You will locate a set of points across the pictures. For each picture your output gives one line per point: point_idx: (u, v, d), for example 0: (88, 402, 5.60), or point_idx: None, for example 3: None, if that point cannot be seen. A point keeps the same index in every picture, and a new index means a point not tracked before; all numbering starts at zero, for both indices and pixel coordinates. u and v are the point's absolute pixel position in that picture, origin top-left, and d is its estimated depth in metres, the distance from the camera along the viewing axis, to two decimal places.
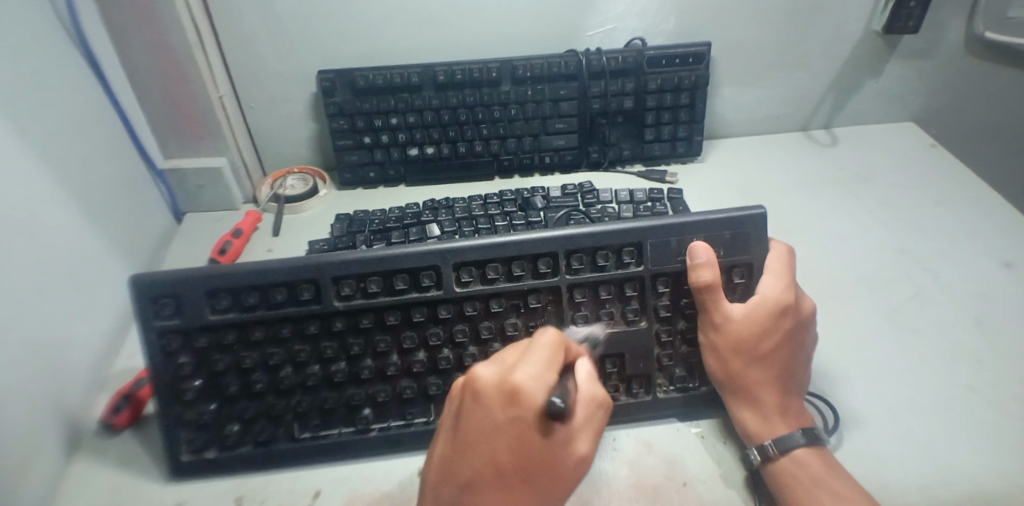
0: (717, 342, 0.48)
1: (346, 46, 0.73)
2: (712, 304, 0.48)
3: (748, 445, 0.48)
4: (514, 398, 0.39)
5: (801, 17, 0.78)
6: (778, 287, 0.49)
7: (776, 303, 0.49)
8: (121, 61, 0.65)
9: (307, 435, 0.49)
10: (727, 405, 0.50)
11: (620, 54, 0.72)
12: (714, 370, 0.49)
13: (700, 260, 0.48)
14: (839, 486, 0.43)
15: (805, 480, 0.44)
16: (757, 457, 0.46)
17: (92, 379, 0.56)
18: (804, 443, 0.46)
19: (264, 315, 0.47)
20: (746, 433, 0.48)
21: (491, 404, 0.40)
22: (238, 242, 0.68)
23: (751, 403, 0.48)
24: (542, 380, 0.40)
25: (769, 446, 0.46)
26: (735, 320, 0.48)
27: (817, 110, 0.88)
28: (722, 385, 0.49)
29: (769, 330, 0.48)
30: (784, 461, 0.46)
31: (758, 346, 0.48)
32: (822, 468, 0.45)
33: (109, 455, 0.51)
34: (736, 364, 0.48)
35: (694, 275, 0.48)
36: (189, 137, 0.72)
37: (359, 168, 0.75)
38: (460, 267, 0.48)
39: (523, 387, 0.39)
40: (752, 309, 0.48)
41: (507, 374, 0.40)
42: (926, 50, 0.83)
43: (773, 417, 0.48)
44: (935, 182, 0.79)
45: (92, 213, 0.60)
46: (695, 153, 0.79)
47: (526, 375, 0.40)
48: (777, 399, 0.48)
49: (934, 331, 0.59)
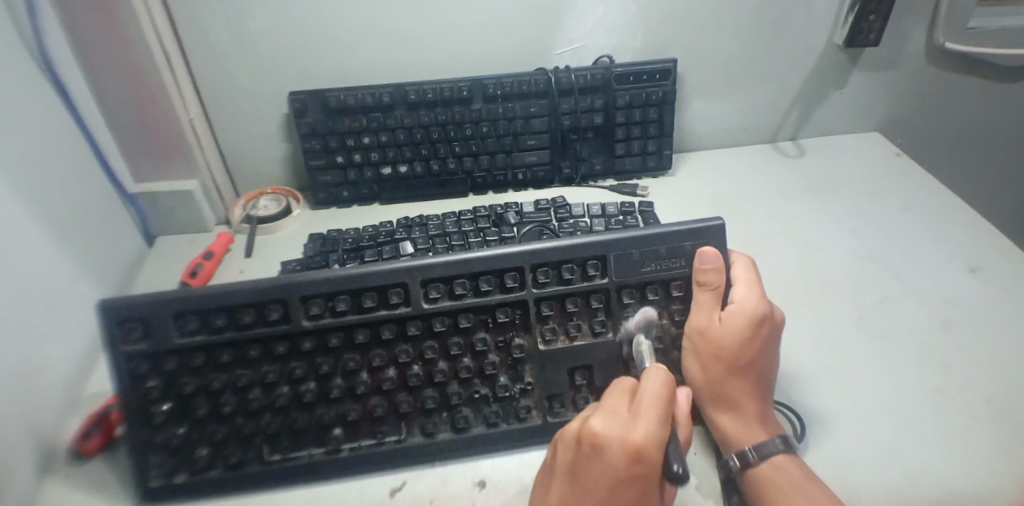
0: (702, 347, 0.49)
1: (319, 67, 0.74)
2: (707, 309, 0.49)
3: (728, 451, 0.48)
4: (639, 456, 0.39)
5: (764, 32, 0.80)
6: (753, 296, 0.50)
7: (757, 310, 0.49)
8: (92, 88, 0.65)
9: (277, 457, 0.48)
10: (707, 414, 0.49)
11: (589, 72, 0.74)
12: (697, 376, 0.49)
13: (709, 265, 0.49)
14: (817, 493, 0.43)
15: (785, 487, 0.44)
16: (737, 463, 0.46)
17: (62, 405, 0.55)
18: (782, 449, 0.46)
19: (231, 336, 0.47)
20: (726, 439, 0.48)
21: (611, 463, 0.40)
22: (210, 263, 0.67)
23: (732, 409, 0.48)
24: (657, 434, 0.40)
25: (749, 452, 0.46)
26: (722, 326, 0.49)
27: (784, 122, 0.90)
28: (703, 393, 0.49)
29: (753, 339, 0.48)
30: (764, 466, 0.45)
31: (741, 353, 0.48)
32: (800, 475, 0.45)
33: (79, 482, 0.50)
34: (718, 370, 0.48)
35: (703, 277, 0.49)
36: (160, 160, 0.72)
37: (333, 187, 0.75)
38: (428, 284, 0.49)
39: (646, 445, 0.40)
40: (733, 316, 0.49)
41: (625, 435, 0.40)
42: (886, 61, 0.86)
43: (754, 423, 0.48)
44: (900, 189, 0.81)
45: (61, 238, 0.59)
46: (666, 166, 0.80)
47: (645, 433, 0.40)
48: (756, 406, 0.48)
49: (899, 334, 0.61)
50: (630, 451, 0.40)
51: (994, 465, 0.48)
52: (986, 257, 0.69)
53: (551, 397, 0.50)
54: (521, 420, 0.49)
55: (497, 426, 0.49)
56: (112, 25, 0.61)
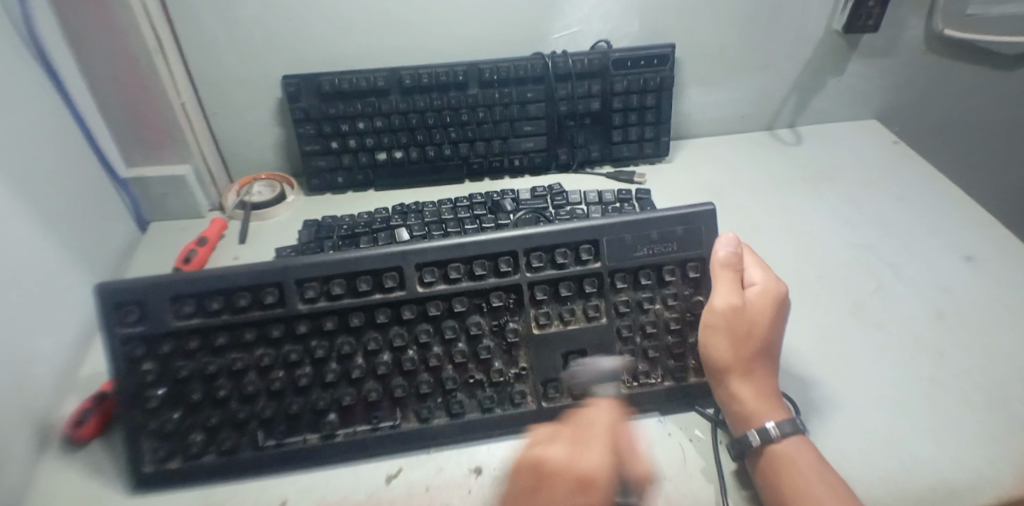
0: (734, 324, 0.47)
1: (312, 52, 0.73)
2: (735, 287, 0.48)
3: (744, 428, 0.46)
4: (584, 480, 0.44)
5: (763, 18, 0.80)
6: (775, 279, 0.50)
7: (781, 289, 0.49)
8: (82, 72, 0.64)
9: (272, 443, 0.48)
10: (727, 392, 0.47)
11: (586, 57, 0.73)
12: (726, 352, 0.47)
13: (733, 248, 0.49)
14: (834, 480, 0.42)
15: (801, 467, 0.43)
16: (758, 440, 0.44)
17: (55, 390, 0.54)
18: (802, 430, 0.45)
19: (227, 320, 0.47)
20: (747, 416, 0.46)
21: (560, 483, 0.44)
22: (204, 250, 0.66)
23: (757, 387, 0.46)
24: (602, 458, 0.45)
25: (772, 428, 0.44)
26: (748, 304, 0.48)
27: (782, 109, 0.89)
28: (731, 370, 0.46)
29: (778, 319, 0.48)
30: (783, 444, 0.44)
31: (770, 333, 0.48)
32: (815, 458, 0.44)
33: (73, 465, 0.50)
34: (749, 347, 0.47)
35: (726, 258, 0.49)
36: (152, 146, 0.71)
37: (327, 173, 0.74)
38: (422, 268, 0.49)
39: (591, 469, 0.44)
40: (762, 297, 0.48)
41: (575, 458, 0.45)
42: (886, 48, 0.85)
43: (773, 399, 0.46)
44: (897, 177, 0.81)
45: (52, 224, 0.58)
46: (663, 153, 0.80)
47: (592, 459, 0.45)
48: (775, 384, 0.47)
49: (893, 322, 0.61)
50: (575, 473, 0.44)
51: (990, 457, 0.48)
52: (982, 247, 0.69)
53: (545, 382, 0.49)
54: (515, 405, 0.49)
55: (491, 411, 0.49)
56: (102, 7, 0.60)
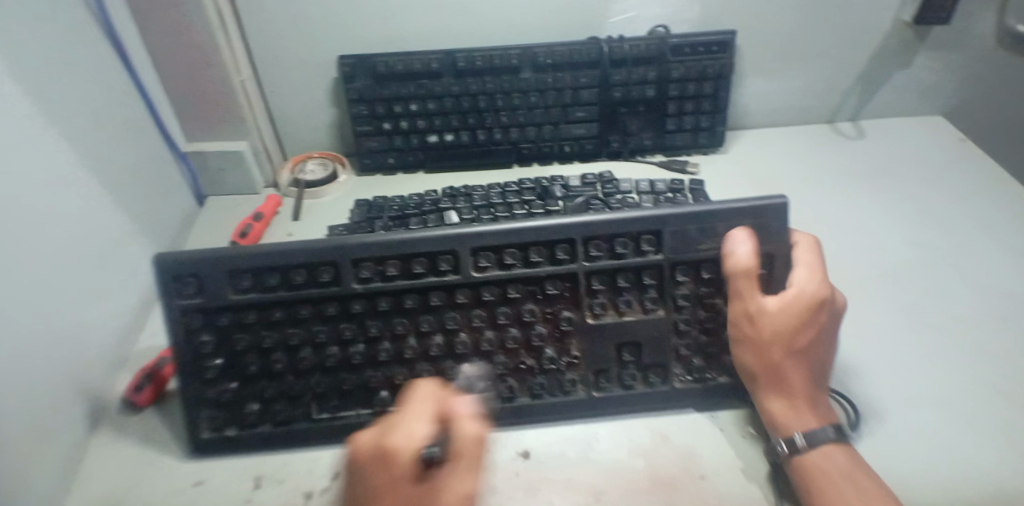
0: (753, 333, 0.46)
1: (367, 33, 0.73)
2: (747, 293, 0.46)
3: (775, 436, 0.45)
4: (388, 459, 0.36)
5: (829, 6, 0.76)
6: (814, 280, 0.47)
7: (813, 292, 0.46)
8: (146, 45, 0.66)
9: (325, 416, 0.49)
10: (759, 400, 0.47)
11: (643, 42, 0.71)
12: (750, 360, 0.46)
13: (742, 248, 0.47)
14: (867, 487, 0.40)
15: (830, 477, 0.41)
16: (784, 450, 0.44)
17: (115, 356, 0.57)
18: (833, 438, 0.43)
19: (283, 295, 0.48)
20: (775, 424, 0.45)
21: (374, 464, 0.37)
22: (259, 226, 0.68)
23: (786, 394, 0.45)
24: (410, 432, 0.37)
25: (797, 438, 0.43)
26: (772, 309, 0.46)
27: (844, 102, 0.86)
28: (757, 377, 0.46)
29: (809, 322, 0.46)
30: (811, 454, 0.43)
31: (797, 336, 0.46)
32: (849, 462, 0.42)
33: (135, 428, 0.52)
34: (774, 353, 0.45)
35: (735, 260, 0.47)
36: (211, 121, 0.73)
37: (378, 153, 0.75)
38: (477, 252, 0.49)
39: (393, 444, 0.37)
40: (789, 301, 0.46)
41: (383, 436, 0.38)
42: (958, 40, 0.81)
43: (805, 406, 0.45)
44: (961, 176, 0.77)
45: (118, 193, 0.61)
46: (717, 144, 0.78)
47: (394, 436, 0.37)
48: (809, 390, 0.46)
49: (956, 326, 0.58)
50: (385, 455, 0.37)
51: None
52: None
53: (597, 372, 0.50)
54: (565, 393, 0.49)
55: (542, 398, 0.49)
56: None
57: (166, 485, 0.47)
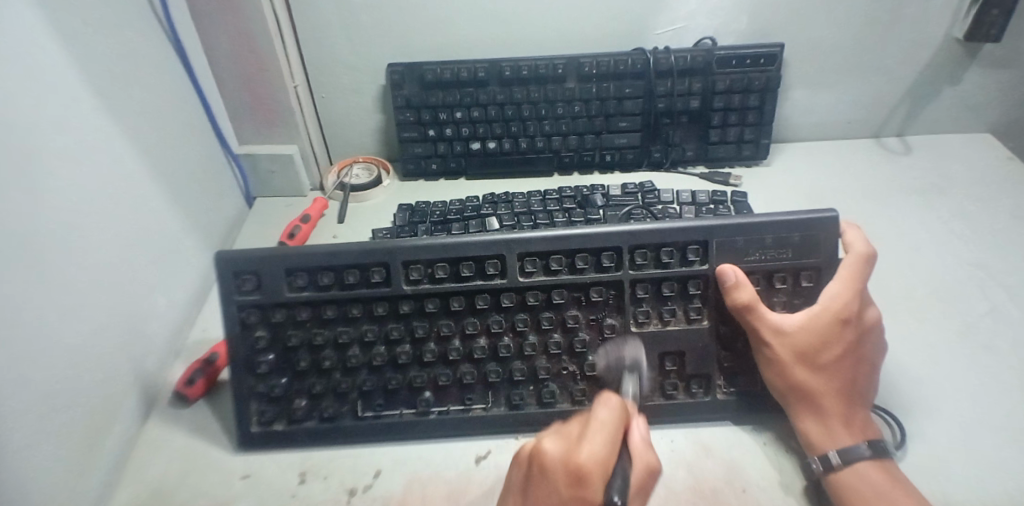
0: (775, 358, 0.46)
1: (415, 42, 0.75)
2: (757, 324, 0.46)
3: (810, 454, 0.45)
4: (580, 478, 0.37)
5: (879, 20, 0.75)
6: (839, 296, 0.47)
7: (834, 310, 0.47)
8: (206, 51, 0.69)
9: (370, 414, 0.49)
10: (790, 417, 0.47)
11: (690, 53, 0.71)
12: (776, 382, 0.47)
13: (730, 282, 0.47)
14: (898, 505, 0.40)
15: (863, 495, 0.41)
16: (819, 467, 0.44)
17: (168, 349, 0.59)
18: (870, 455, 0.43)
19: (337, 294, 0.49)
20: (807, 442, 0.45)
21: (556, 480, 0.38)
22: (306, 227, 0.70)
23: (814, 412, 0.45)
24: (603, 454, 0.38)
25: (831, 456, 0.43)
26: (792, 331, 0.46)
27: (892, 116, 0.84)
28: (785, 395, 0.47)
29: (834, 340, 0.46)
30: (845, 472, 0.43)
31: (822, 354, 0.46)
32: (888, 481, 0.42)
33: (186, 418, 0.54)
34: (798, 373, 0.46)
35: (731, 296, 0.47)
36: (263, 124, 0.76)
37: (422, 159, 0.76)
38: (524, 257, 0.49)
39: (587, 466, 0.38)
40: (810, 321, 0.47)
41: (573, 452, 0.39)
42: (1014, 55, 0.79)
43: (837, 423, 0.45)
44: (1015, 194, 0.75)
45: (175, 192, 0.63)
46: (761, 156, 0.77)
47: (588, 453, 0.38)
48: (841, 407, 0.45)
49: (1015, 347, 0.56)
50: (573, 471, 0.38)
51: None
52: None
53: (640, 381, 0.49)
54: None
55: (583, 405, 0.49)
56: None
57: (215, 475, 0.49)
